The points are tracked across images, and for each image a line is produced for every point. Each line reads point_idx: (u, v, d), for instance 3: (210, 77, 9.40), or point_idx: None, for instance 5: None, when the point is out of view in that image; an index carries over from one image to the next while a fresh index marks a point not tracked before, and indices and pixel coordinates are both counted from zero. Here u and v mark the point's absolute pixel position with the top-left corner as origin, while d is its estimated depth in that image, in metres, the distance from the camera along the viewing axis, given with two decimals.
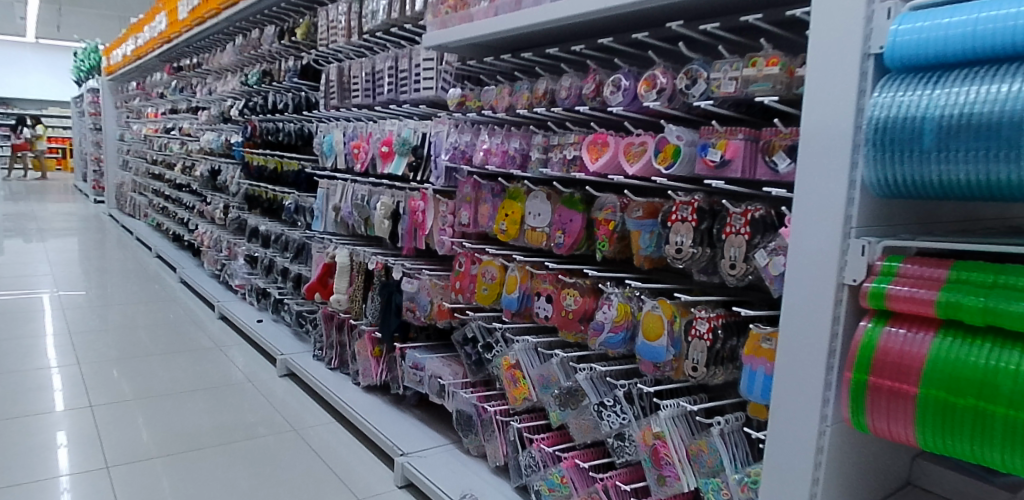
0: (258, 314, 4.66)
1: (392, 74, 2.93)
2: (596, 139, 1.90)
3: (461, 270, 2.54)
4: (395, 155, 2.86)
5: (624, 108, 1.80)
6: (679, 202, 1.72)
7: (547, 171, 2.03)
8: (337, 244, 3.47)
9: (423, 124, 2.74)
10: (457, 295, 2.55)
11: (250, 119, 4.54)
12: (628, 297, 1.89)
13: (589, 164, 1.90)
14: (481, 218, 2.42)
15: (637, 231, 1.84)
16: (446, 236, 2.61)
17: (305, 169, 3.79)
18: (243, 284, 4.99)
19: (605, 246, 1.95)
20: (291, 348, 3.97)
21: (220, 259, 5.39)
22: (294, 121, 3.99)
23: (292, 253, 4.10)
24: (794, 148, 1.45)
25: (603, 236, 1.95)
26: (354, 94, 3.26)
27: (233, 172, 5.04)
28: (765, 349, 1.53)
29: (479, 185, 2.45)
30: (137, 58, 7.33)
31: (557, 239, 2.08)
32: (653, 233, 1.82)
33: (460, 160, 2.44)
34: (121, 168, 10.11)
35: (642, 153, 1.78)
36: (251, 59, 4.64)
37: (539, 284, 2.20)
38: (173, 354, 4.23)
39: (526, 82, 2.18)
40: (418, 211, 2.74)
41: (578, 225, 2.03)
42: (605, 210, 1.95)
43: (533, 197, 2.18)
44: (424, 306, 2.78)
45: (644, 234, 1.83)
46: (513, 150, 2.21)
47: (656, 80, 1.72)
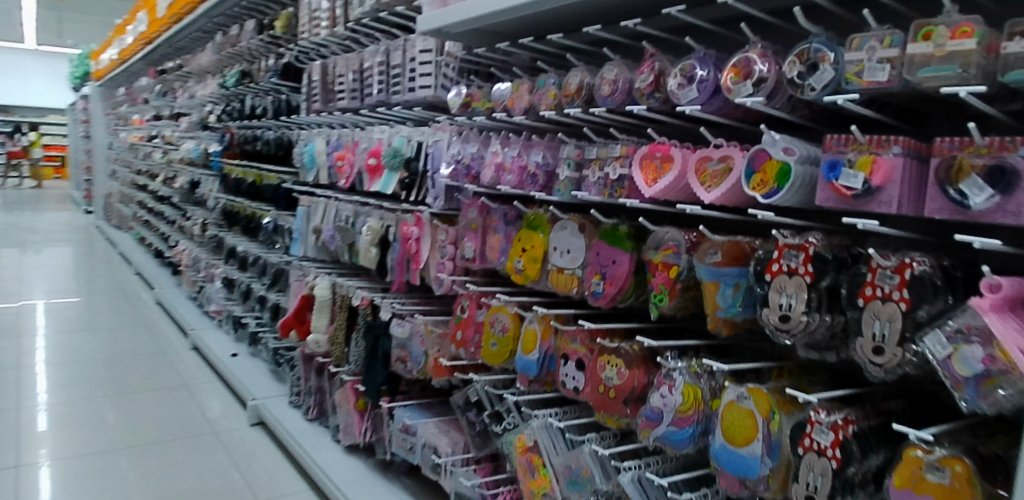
0: (234, 346, 4.09)
1: (383, 71, 2.39)
2: (652, 152, 1.36)
3: (463, 316, 1.99)
4: (383, 169, 2.30)
5: (700, 107, 1.25)
6: (785, 244, 1.17)
7: (581, 195, 1.49)
8: (317, 272, 2.91)
9: (418, 132, 2.19)
10: (458, 348, 2.00)
11: (228, 126, 3.99)
12: (696, 376, 1.35)
13: (643, 188, 1.36)
14: (490, 251, 1.87)
15: (715, 284, 1.28)
16: (444, 272, 2.04)
17: (284, 184, 3.24)
18: (220, 310, 4.42)
19: (664, 303, 1.39)
20: (265, 392, 3.39)
21: (198, 281, 4.82)
22: (274, 128, 3.44)
23: (268, 279, 3.53)
24: (999, 170, 0.90)
25: (659, 287, 1.40)
26: (339, 95, 2.72)
27: (211, 185, 4.49)
28: (930, 484, 0.98)
29: (488, 209, 1.90)
30: (120, 62, 6.78)
31: (592, 287, 1.52)
32: (738, 286, 1.27)
33: (464, 178, 1.89)
34: (108, 178, 9.54)
35: (725, 173, 1.24)
36: (229, 60, 4.09)
37: (566, 347, 1.64)
38: (130, 395, 3.62)
39: (552, 75, 1.64)
40: (411, 239, 2.18)
41: (624, 267, 1.48)
42: (664, 250, 1.40)
43: (559, 228, 1.64)
44: (417, 358, 2.22)
45: (722, 289, 1.28)
46: (533, 164, 1.66)
47: (750, 66, 1.17)
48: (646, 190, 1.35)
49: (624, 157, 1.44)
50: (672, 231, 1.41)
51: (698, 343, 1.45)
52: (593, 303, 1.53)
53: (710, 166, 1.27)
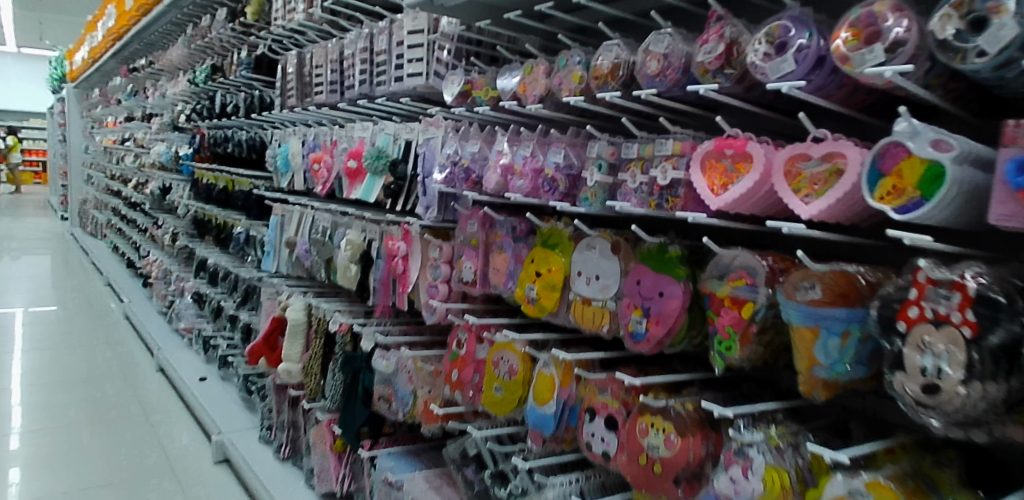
0: (203, 369, 3.68)
1: (366, 59, 2.03)
2: (719, 149, 1.01)
3: (460, 352, 1.63)
4: (364, 173, 1.94)
5: (799, 85, 0.90)
6: (928, 279, 0.82)
7: (620, 207, 1.13)
8: (290, 290, 2.53)
9: (406, 128, 1.83)
10: (454, 392, 1.63)
11: (198, 126, 3.62)
12: (779, 453, 0.99)
13: (709, 199, 1.01)
14: (494, 274, 1.50)
15: (814, 330, 0.93)
16: (436, 297, 1.68)
17: (256, 190, 2.86)
18: (190, 328, 4.02)
19: (733, 352, 1.04)
20: (233, 424, 2.99)
21: (168, 295, 4.42)
22: (246, 128, 3.07)
23: (238, 296, 3.14)
24: None
25: (724, 330, 1.05)
26: (316, 89, 2.35)
27: (181, 191, 4.10)
28: None
29: (492, 221, 1.54)
30: (92, 61, 6.38)
31: (631, 326, 1.17)
32: (847, 335, 0.92)
33: (462, 184, 1.53)
34: (86, 184, 9.11)
35: (833, 177, 0.89)
36: (200, 54, 3.72)
37: (593, 400, 1.29)
38: (83, 426, 3.20)
39: (575, 53, 1.29)
40: (398, 257, 1.81)
41: (674, 300, 1.12)
42: (733, 280, 1.05)
43: (586, 248, 1.28)
44: (404, 400, 1.84)
45: (824, 337, 0.93)
46: (552, 166, 1.30)
47: (877, 25, 0.83)
48: (714, 201, 1.00)
49: (678, 154, 1.08)
50: (745, 254, 1.05)
51: (776, 404, 1.09)
52: (630, 346, 1.18)
53: (807, 168, 0.92)
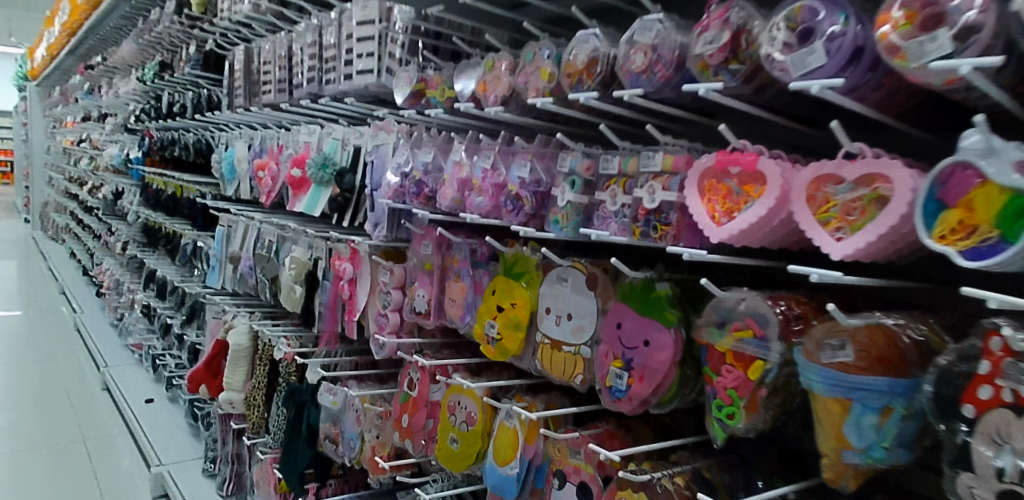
0: (150, 389, 3.41)
1: (316, 54, 1.80)
2: (721, 166, 0.80)
3: (412, 395, 1.39)
4: (310, 182, 1.71)
5: (833, 86, 0.68)
6: (1006, 350, 0.61)
7: (597, 235, 0.92)
8: (235, 310, 2.29)
9: (356, 133, 1.60)
10: (404, 440, 1.40)
11: (147, 127, 3.35)
12: None
13: (709, 228, 0.80)
14: (449, 306, 1.27)
15: (845, 403, 0.72)
16: (385, 328, 1.44)
17: (202, 198, 2.61)
18: (140, 344, 3.74)
19: (738, 421, 0.82)
20: (175, 454, 2.73)
21: (119, 307, 4.13)
22: (195, 130, 2.81)
23: (185, 313, 2.88)
24: None
25: (725, 393, 0.84)
26: (263, 87, 2.11)
27: (132, 196, 3.83)
28: None
29: (449, 243, 1.31)
30: (50, 58, 6.07)
31: (608, 379, 0.95)
32: (888, 411, 0.71)
33: (414, 199, 1.31)
34: (47, 186, 8.74)
35: (874, 207, 0.69)
36: (151, 50, 3.46)
37: (563, 463, 1.06)
38: (14, 454, 2.92)
39: (544, 45, 1.07)
40: (343, 280, 1.57)
41: (662, 351, 0.89)
42: (737, 330, 0.83)
43: (557, 280, 1.06)
44: (350, 444, 1.61)
45: (857, 411, 0.72)
46: (515, 181, 1.07)
47: (941, 4, 0.61)
48: (716, 232, 0.79)
49: (671, 171, 0.87)
50: (752, 298, 0.84)
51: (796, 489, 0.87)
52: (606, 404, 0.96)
53: (838, 194, 0.72)
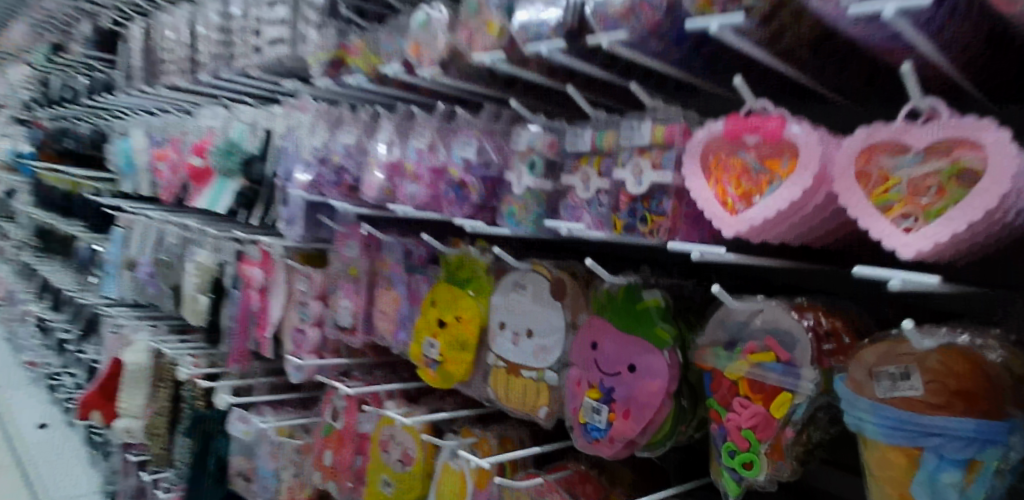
0: (45, 412, 3.02)
1: (219, 23, 1.53)
2: (734, 136, 0.61)
3: (336, 427, 1.16)
4: (213, 173, 1.44)
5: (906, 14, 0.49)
6: None
7: (568, 229, 0.70)
8: (134, 324, 1.98)
9: (266, 114, 1.35)
10: (327, 481, 1.16)
11: (39, 118, 2.97)
12: None
13: (722, 217, 0.60)
14: (379, 319, 1.04)
15: (912, 454, 0.55)
16: (304, 347, 1.20)
17: (98, 196, 2.28)
18: (34, 362, 3.33)
19: (758, 471, 0.64)
20: (69, 489, 2.38)
21: (12, 320, 3.70)
22: (90, 119, 2.48)
23: (81, 326, 2.54)
24: None
25: (740, 435, 0.65)
26: (160, 65, 1.81)
27: (25, 196, 3.42)
28: None
29: (378, 243, 1.08)
30: None
31: (583, 415, 0.75)
32: (974, 465, 0.53)
33: (335, 190, 1.07)
34: None
35: (963, 182, 0.50)
36: (41, 31, 3.07)
37: None
38: None
39: None
40: (253, 289, 1.32)
41: (653, 381, 0.69)
42: (753, 352, 0.64)
43: (513, 288, 0.84)
44: (265, 483, 1.36)
45: (929, 465, 0.54)
46: (457, 163, 0.85)
47: None
48: (732, 222, 0.59)
49: (662, 145, 0.66)
50: (770, 308, 0.65)
51: None
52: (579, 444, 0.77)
53: (900, 167, 0.53)
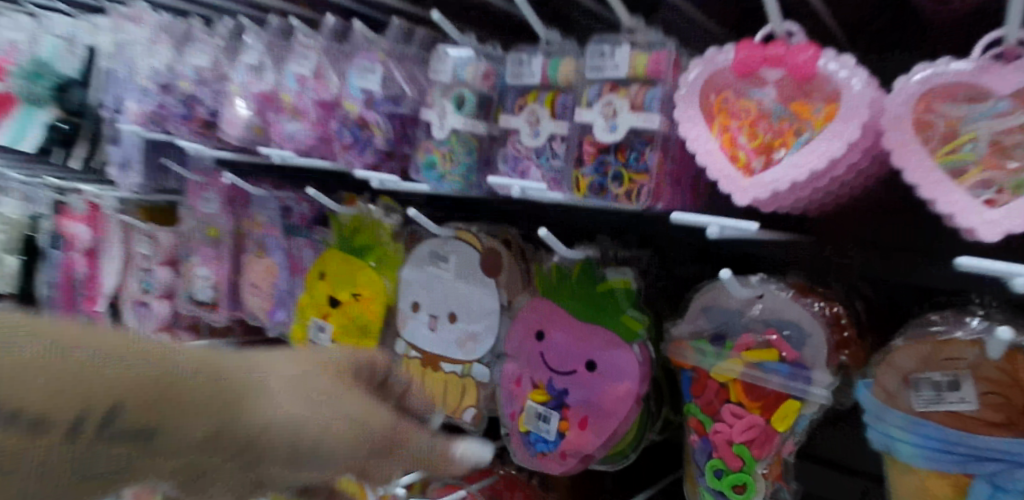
0: None
1: None
2: (747, 71, 0.45)
3: None
4: None
5: None
6: None
7: (519, 187, 0.54)
8: None
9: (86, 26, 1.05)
10: None
11: None
12: None
13: (734, 179, 0.45)
14: (249, 293, 0.83)
15: (959, 483, 0.44)
16: (148, 324, 0.96)
17: None
18: None
19: (751, 495, 0.52)
20: None
21: None
22: None
23: None
24: None
25: (730, 452, 0.52)
26: None
27: None
28: None
29: (245, 198, 0.86)
30: None
31: (524, 421, 0.59)
32: None
33: (184, 128, 0.83)
34: None
35: None
36: None
37: None
38: None
39: None
40: (75, 252, 1.05)
41: (618, 383, 0.55)
42: (750, 349, 0.51)
43: (430, 260, 0.67)
44: None
45: (980, 497, 0.43)
46: (354, 96, 0.65)
47: None
48: (748, 185, 0.44)
49: (643, 81, 0.50)
50: (772, 295, 0.52)
51: None
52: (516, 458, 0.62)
53: (974, 118, 0.40)
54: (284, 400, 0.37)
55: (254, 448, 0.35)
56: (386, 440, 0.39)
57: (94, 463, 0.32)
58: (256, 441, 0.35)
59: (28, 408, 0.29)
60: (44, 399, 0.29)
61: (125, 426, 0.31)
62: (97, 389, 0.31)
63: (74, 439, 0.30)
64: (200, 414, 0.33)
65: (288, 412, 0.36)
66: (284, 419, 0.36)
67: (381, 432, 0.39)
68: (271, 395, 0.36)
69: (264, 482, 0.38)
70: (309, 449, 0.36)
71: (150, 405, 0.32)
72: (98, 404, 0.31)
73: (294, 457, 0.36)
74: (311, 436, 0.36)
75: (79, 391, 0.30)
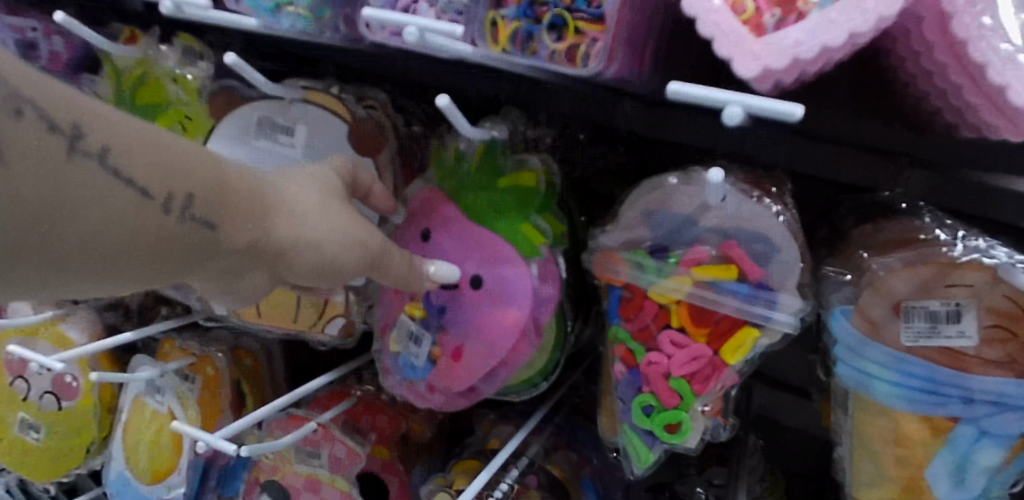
0: None
1: None
2: None
3: None
4: None
5: None
6: None
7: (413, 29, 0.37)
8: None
9: None
10: None
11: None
12: None
13: (740, 39, 0.31)
14: None
15: (938, 428, 0.37)
16: None
17: None
18: None
19: (686, 437, 0.42)
20: None
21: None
22: None
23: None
24: None
25: (665, 386, 0.42)
26: None
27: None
28: None
29: None
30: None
31: (394, 341, 0.48)
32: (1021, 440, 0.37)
33: None
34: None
35: None
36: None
37: (280, 474, 0.57)
38: None
39: None
40: None
41: (504, 308, 0.43)
42: (702, 266, 0.41)
43: (264, 132, 0.50)
44: None
45: (960, 443, 0.37)
46: None
47: None
48: (763, 49, 0.31)
49: None
50: (738, 198, 0.40)
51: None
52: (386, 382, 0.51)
53: None
54: (308, 210, 0.37)
55: (283, 255, 0.37)
56: (391, 260, 0.40)
57: (165, 249, 0.32)
58: (283, 251, 0.36)
59: (136, 177, 0.30)
60: (144, 171, 0.31)
61: (198, 214, 0.32)
62: (188, 177, 0.32)
63: (163, 214, 0.31)
64: (244, 214, 0.34)
65: (309, 230, 0.37)
66: (312, 238, 0.37)
67: (383, 247, 0.40)
68: (292, 206, 0.37)
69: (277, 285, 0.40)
70: (332, 264, 0.38)
71: (215, 201, 0.33)
72: (179, 189, 0.32)
73: (315, 268, 0.38)
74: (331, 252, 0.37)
75: (170, 174, 0.31)
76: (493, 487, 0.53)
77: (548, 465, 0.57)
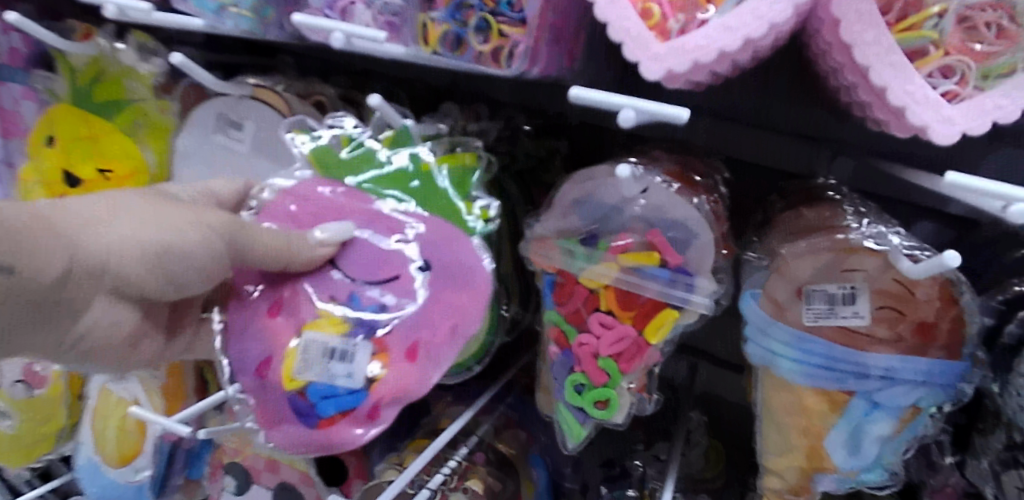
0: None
1: None
2: None
3: None
4: None
5: None
6: None
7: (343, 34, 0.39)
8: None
9: None
10: None
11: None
12: None
13: (646, 43, 0.34)
14: None
15: (836, 400, 0.40)
16: None
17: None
18: None
19: (614, 412, 0.45)
20: None
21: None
22: None
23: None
24: None
25: (595, 366, 0.45)
26: None
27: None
28: None
29: None
30: None
31: (297, 371, 0.39)
32: (908, 408, 0.40)
33: None
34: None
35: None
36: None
37: (242, 456, 0.60)
38: None
39: None
40: None
41: (459, 289, 0.41)
42: (627, 253, 0.44)
43: (218, 126, 0.53)
44: None
45: (855, 413, 0.40)
46: None
47: None
48: (666, 53, 0.34)
49: None
50: (657, 188, 0.44)
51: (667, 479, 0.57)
52: (264, 435, 0.41)
53: None
54: (113, 215, 0.36)
55: (108, 263, 0.35)
56: (248, 233, 0.39)
57: None
58: (105, 261, 0.35)
59: None
60: None
61: None
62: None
63: None
64: (41, 238, 0.32)
65: (127, 229, 0.36)
66: (126, 234, 0.36)
67: (217, 221, 0.39)
68: (90, 214, 0.35)
69: (115, 308, 0.38)
70: (166, 253, 0.37)
71: (2, 238, 0.30)
72: None
73: (153, 260, 0.36)
74: (155, 238, 0.36)
75: None
76: (442, 464, 0.56)
77: (497, 443, 0.60)
